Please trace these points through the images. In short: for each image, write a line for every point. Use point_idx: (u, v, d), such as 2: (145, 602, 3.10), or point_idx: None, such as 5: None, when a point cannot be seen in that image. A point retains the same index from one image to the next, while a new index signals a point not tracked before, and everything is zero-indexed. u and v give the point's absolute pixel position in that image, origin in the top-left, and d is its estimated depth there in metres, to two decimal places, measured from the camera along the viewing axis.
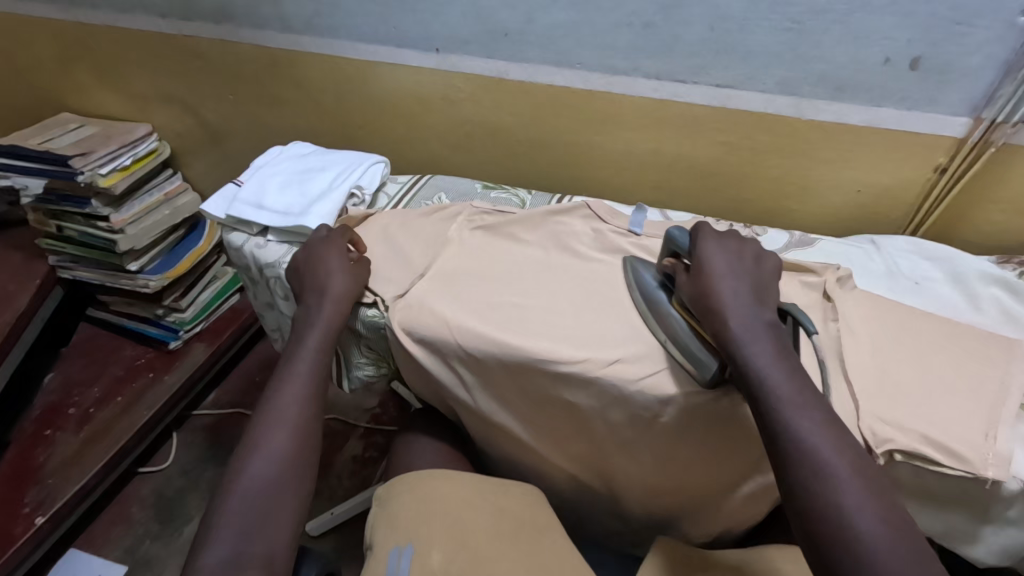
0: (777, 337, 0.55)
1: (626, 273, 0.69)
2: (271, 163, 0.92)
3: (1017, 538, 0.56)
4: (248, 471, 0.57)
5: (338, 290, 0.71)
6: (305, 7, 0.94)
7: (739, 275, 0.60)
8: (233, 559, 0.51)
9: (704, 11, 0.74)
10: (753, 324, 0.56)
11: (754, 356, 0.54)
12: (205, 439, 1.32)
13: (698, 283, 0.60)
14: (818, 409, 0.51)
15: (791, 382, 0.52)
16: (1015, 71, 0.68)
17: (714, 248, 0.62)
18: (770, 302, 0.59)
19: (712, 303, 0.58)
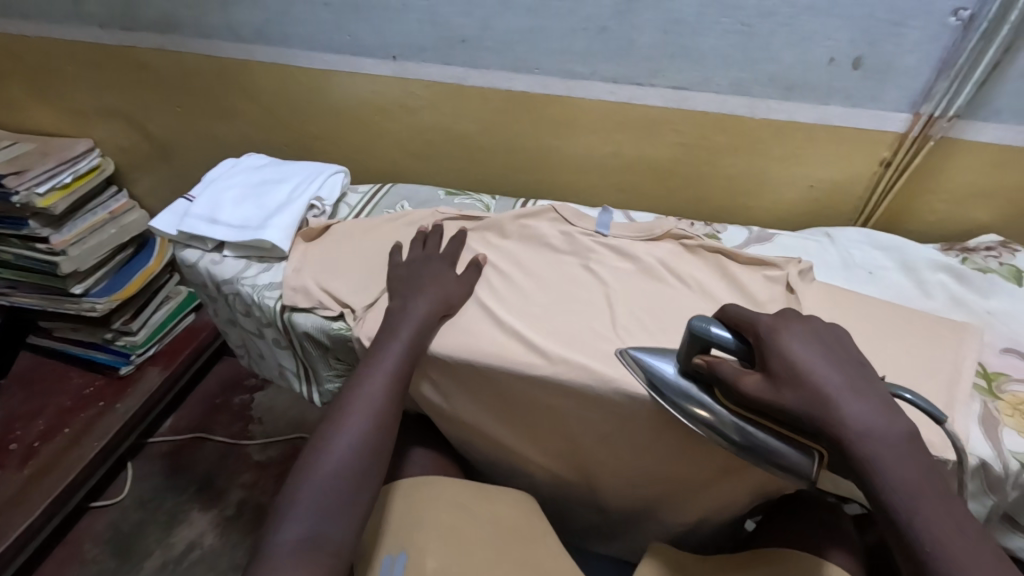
0: (917, 453, 0.45)
1: (631, 367, 0.60)
2: (224, 176, 0.89)
3: (976, 512, 0.58)
4: (328, 455, 0.55)
5: (433, 293, 0.67)
6: (254, 16, 0.92)
7: (838, 373, 0.48)
8: (309, 539, 0.50)
9: (657, 16, 0.75)
10: (888, 438, 0.45)
11: (897, 486, 0.43)
12: (163, 467, 1.26)
13: (792, 390, 0.48)
14: (989, 551, 0.41)
15: (951, 515, 0.43)
16: (949, 69, 0.71)
17: (792, 341, 0.50)
18: (875, 389, 0.48)
19: (829, 415, 0.46)
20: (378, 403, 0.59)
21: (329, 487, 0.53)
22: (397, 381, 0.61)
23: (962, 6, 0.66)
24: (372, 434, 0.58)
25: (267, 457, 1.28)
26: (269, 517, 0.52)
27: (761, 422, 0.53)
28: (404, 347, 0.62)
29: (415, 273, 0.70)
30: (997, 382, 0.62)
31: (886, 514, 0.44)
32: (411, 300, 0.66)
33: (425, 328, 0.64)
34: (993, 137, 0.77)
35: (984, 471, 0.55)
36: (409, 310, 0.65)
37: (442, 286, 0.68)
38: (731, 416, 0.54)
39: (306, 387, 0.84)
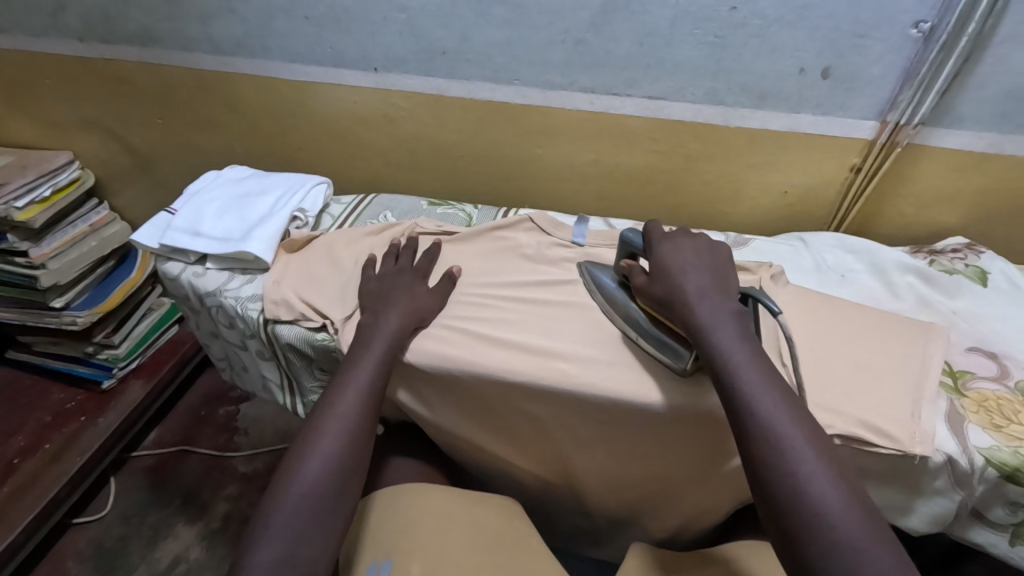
0: (743, 326, 0.55)
1: (584, 277, 0.72)
2: (207, 189, 0.89)
3: (945, 505, 0.60)
4: (298, 481, 0.55)
5: (402, 307, 0.67)
6: (234, 29, 0.92)
7: (700, 271, 0.59)
8: (285, 560, 0.50)
9: (632, 28, 0.77)
10: (717, 312, 0.55)
11: (717, 342, 0.53)
12: (147, 481, 1.25)
13: (660, 280, 0.59)
14: (781, 389, 0.50)
15: (757, 364, 0.52)
16: (912, 79, 0.74)
17: (674, 246, 0.62)
18: (732, 288, 0.59)
19: (676, 295, 0.58)
20: (347, 424, 0.59)
21: (302, 512, 0.53)
22: (368, 401, 0.61)
23: (923, 18, 0.68)
24: (345, 455, 0.57)
25: (253, 468, 1.27)
26: (243, 544, 0.51)
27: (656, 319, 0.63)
28: (376, 364, 0.63)
29: (387, 287, 0.71)
30: (963, 380, 0.64)
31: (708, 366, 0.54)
32: (382, 314, 0.67)
33: (396, 346, 0.65)
34: (957, 143, 0.80)
35: (951, 466, 0.57)
36: (380, 325, 0.65)
37: (413, 299, 0.69)
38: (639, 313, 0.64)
39: (290, 398, 0.84)
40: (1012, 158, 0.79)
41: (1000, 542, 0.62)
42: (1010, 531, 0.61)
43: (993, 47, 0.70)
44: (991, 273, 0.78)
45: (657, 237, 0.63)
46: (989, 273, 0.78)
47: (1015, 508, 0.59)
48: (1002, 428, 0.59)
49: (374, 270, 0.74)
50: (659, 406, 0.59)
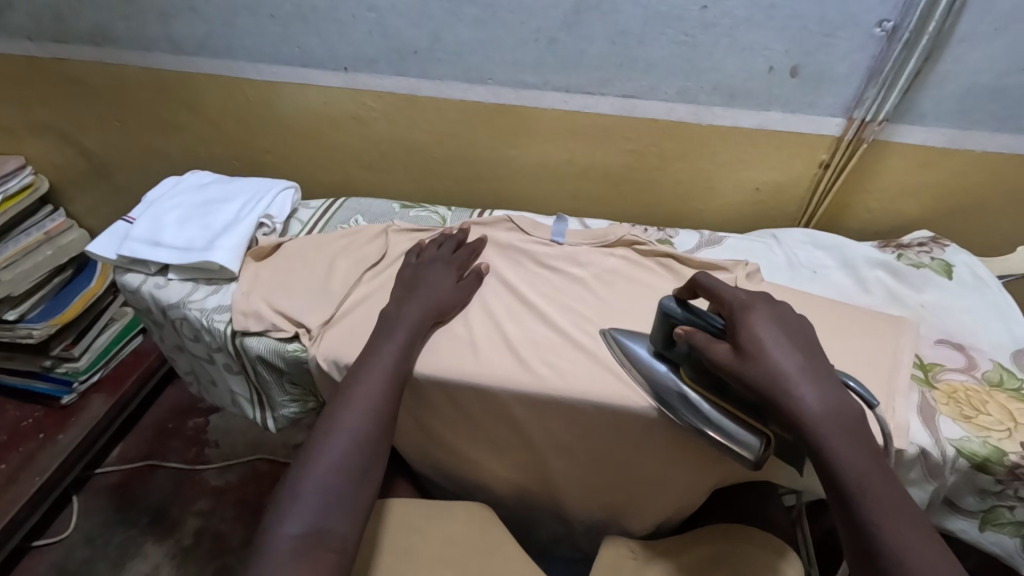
0: (862, 431, 0.48)
1: (607, 344, 0.65)
2: (167, 196, 0.85)
3: (918, 496, 0.61)
4: (325, 456, 0.54)
5: (428, 298, 0.66)
6: (196, 28, 0.89)
7: (796, 352, 0.52)
8: (312, 534, 0.50)
9: (604, 27, 0.76)
10: (836, 416, 0.48)
11: (843, 461, 0.47)
12: (112, 500, 1.20)
13: (752, 362, 0.51)
14: (916, 518, 0.45)
15: (890, 488, 0.46)
16: (877, 77, 0.75)
17: (760, 319, 0.53)
18: (828, 371, 0.52)
19: (784, 393, 0.49)
20: (376, 400, 0.57)
21: (330, 485, 0.52)
22: (395, 380, 0.59)
23: (886, 18, 0.69)
24: (373, 430, 0.56)
25: (225, 482, 1.23)
26: (270, 513, 0.51)
27: (713, 398, 0.56)
28: (399, 348, 0.61)
29: (420, 276, 0.69)
30: (933, 372, 0.66)
31: (830, 487, 0.47)
32: (406, 303, 0.66)
33: (418, 329, 0.64)
34: (920, 139, 0.81)
35: (924, 458, 0.58)
36: (403, 314, 0.64)
37: (441, 292, 0.68)
38: (686, 391, 0.57)
39: (260, 412, 0.81)
40: (972, 153, 0.81)
41: (969, 528, 0.64)
42: (980, 518, 0.62)
43: (953, 45, 0.71)
44: (955, 266, 0.79)
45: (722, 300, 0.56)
46: (954, 266, 0.79)
47: (983, 496, 0.60)
48: (971, 419, 0.60)
49: (410, 260, 0.73)
50: (641, 407, 0.60)
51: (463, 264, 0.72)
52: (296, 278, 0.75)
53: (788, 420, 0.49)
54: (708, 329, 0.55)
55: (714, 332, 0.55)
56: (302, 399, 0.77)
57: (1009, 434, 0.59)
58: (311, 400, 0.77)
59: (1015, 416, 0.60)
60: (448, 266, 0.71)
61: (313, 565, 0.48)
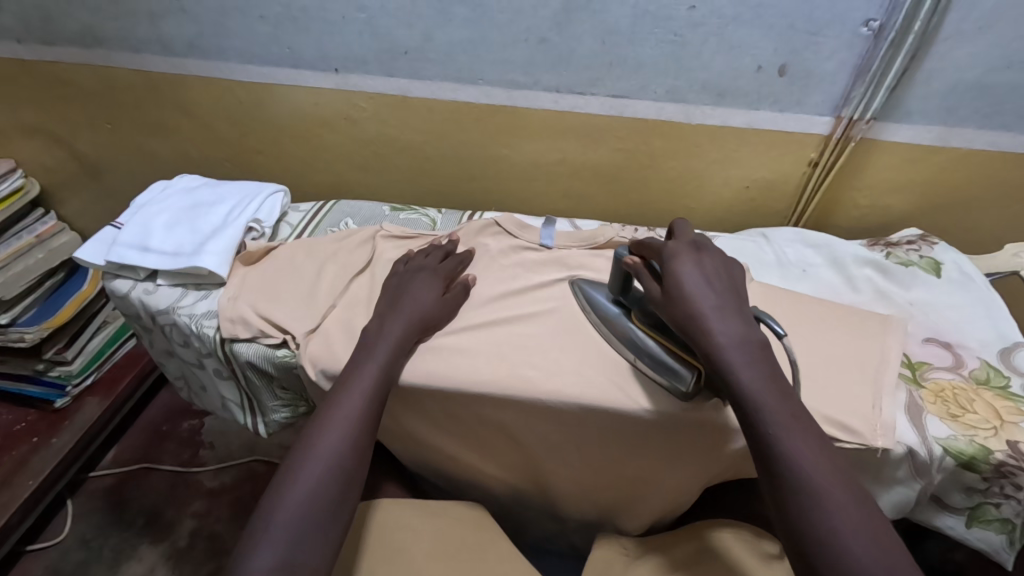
0: (764, 358, 0.51)
1: (577, 297, 0.70)
2: (155, 200, 0.85)
3: (906, 494, 0.61)
4: (300, 486, 0.53)
5: (414, 313, 0.66)
6: (186, 29, 0.88)
7: (713, 289, 0.54)
8: (285, 567, 0.49)
9: (594, 27, 0.76)
10: (740, 343, 0.51)
11: (743, 383, 0.49)
12: (107, 503, 1.20)
13: (674, 302, 0.54)
14: (807, 427, 0.48)
15: (786, 405, 0.49)
16: (864, 75, 0.75)
17: (683, 262, 0.56)
18: (745, 306, 0.54)
19: (696, 327, 0.52)
20: (354, 427, 0.57)
21: (303, 516, 0.51)
22: (372, 405, 0.59)
23: (872, 17, 0.69)
24: (349, 457, 0.56)
25: (220, 483, 1.23)
26: (242, 545, 0.50)
27: (656, 337, 0.61)
28: (377, 371, 0.61)
29: (405, 285, 0.69)
30: (921, 371, 0.66)
31: (735, 410, 0.50)
32: (391, 317, 0.65)
33: (401, 350, 0.63)
34: (908, 137, 0.81)
35: (911, 457, 0.59)
36: (385, 332, 0.64)
37: (427, 303, 0.67)
38: (636, 333, 0.63)
39: (251, 417, 0.81)
40: (959, 150, 0.81)
41: (958, 526, 0.64)
42: (968, 515, 0.63)
43: (938, 44, 0.71)
44: (944, 264, 0.79)
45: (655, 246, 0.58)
46: (942, 263, 0.79)
47: (970, 494, 0.61)
48: (958, 417, 0.61)
49: (398, 269, 0.73)
50: (631, 408, 0.60)
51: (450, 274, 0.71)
52: (282, 286, 0.75)
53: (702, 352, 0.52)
54: (646, 273, 0.59)
55: (650, 275, 0.59)
56: (293, 404, 0.77)
57: (995, 432, 0.60)
58: (302, 404, 0.77)
59: (1001, 414, 0.61)
60: (435, 277, 0.70)
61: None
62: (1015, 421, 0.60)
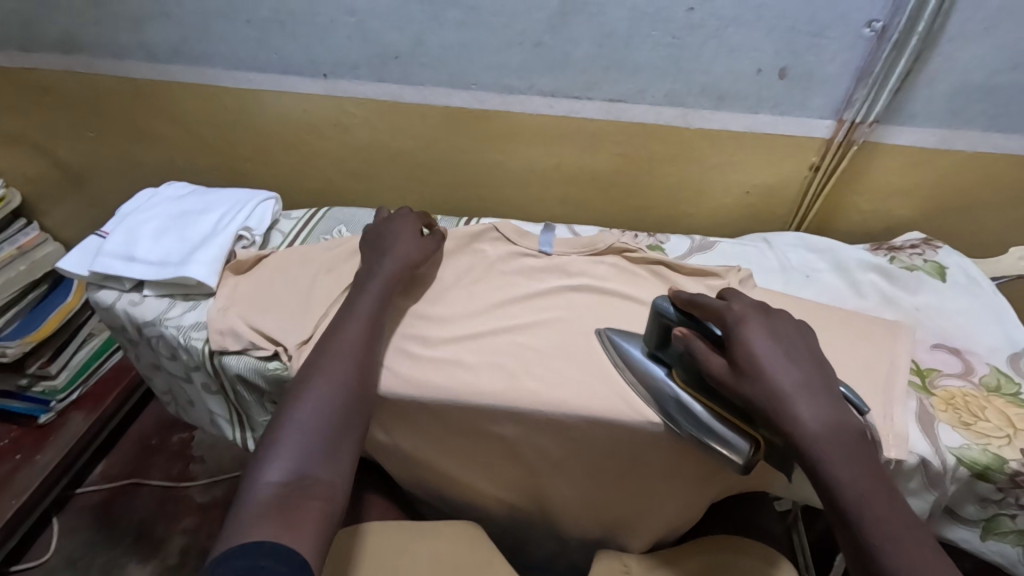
0: (862, 448, 0.48)
1: (605, 349, 0.64)
2: (141, 208, 0.83)
3: (918, 506, 0.60)
4: (302, 408, 0.55)
5: (401, 256, 0.69)
6: (169, 34, 0.86)
7: (794, 367, 0.51)
8: (296, 475, 0.51)
9: (590, 30, 0.74)
10: (832, 431, 0.48)
11: (840, 479, 0.46)
12: (93, 520, 1.16)
13: (748, 378, 0.51)
14: (914, 532, 0.45)
15: (889, 505, 0.46)
16: (866, 78, 0.74)
17: (756, 333, 0.52)
18: (831, 385, 0.51)
19: (781, 411, 0.49)
20: (352, 353, 0.60)
21: (311, 429, 0.54)
22: (370, 332, 0.62)
23: (875, 17, 0.68)
24: (352, 378, 0.58)
25: (212, 498, 1.20)
26: (251, 465, 0.52)
27: (703, 400, 0.56)
28: (373, 305, 0.64)
29: (383, 231, 0.73)
30: (930, 378, 0.65)
31: (829, 503, 0.47)
32: (379, 262, 0.69)
33: (391, 286, 0.67)
34: (911, 140, 0.80)
35: (924, 468, 0.57)
36: (375, 273, 0.67)
37: (411, 246, 0.71)
38: (678, 393, 0.57)
39: (240, 433, 0.78)
40: (961, 153, 0.80)
41: (970, 536, 0.63)
42: (981, 526, 0.61)
43: (943, 44, 0.70)
44: (949, 268, 0.78)
45: (721, 310, 0.54)
46: (947, 268, 0.78)
47: (984, 505, 0.59)
48: (970, 426, 0.59)
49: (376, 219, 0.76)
50: (637, 421, 0.58)
51: (422, 220, 0.76)
52: (274, 294, 0.73)
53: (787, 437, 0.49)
54: (705, 336, 0.55)
55: (711, 340, 0.55)
56: None
57: (1009, 440, 0.58)
58: None
59: (1014, 421, 0.60)
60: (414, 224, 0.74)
61: (297, 508, 0.49)
62: None
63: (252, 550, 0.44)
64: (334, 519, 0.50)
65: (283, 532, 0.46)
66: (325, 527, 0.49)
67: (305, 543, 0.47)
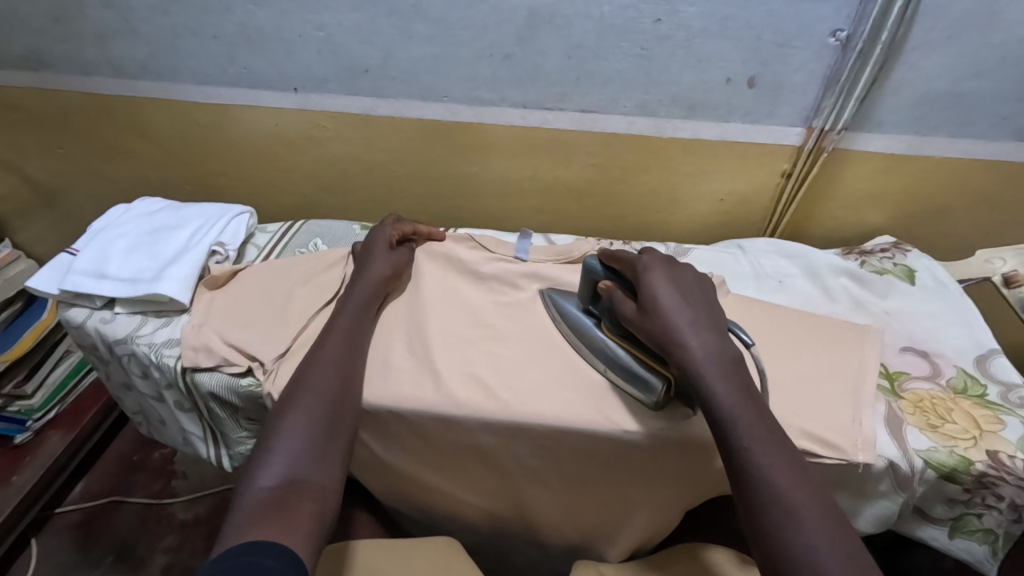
0: (739, 368, 0.50)
1: (548, 307, 0.69)
2: (113, 225, 0.82)
3: (889, 508, 0.60)
4: (292, 415, 0.56)
5: (377, 274, 0.70)
6: (137, 51, 0.85)
7: (689, 304, 0.54)
8: (288, 481, 0.51)
9: (559, 42, 0.75)
10: (716, 355, 0.51)
11: (717, 395, 0.49)
12: (73, 540, 1.14)
13: (650, 315, 0.54)
14: (781, 441, 0.47)
15: (760, 418, 0.48)
16: (833, 86, 0.75)
17: (658, 276, 0.55)
18: (721, 319, 0.54)
19: (671, 339, 0.52)
20: (338, 363, 0.61)
21: (299, 435, 0.54)
22: (352, 343, 0.63)
23: (839, 27, 0.69)
24: (337, 386, 0.59)
25: (194, 514, 1.19)
26: (244, 473, 0.53)
27: (625, 346, 0.61)
28: (352, 319, 0.65)
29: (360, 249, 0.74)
30: (899, 382, 0.66)
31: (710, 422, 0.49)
32: (356, 281, 0.70)
33: (370, 301, 0.68)
34: (879, 146, 0.81)
35: (893, 471, 0.58)
36: (354, 288, 0.68)
37: (383, 263, 0.71)
38: (604, 341, 0.63)
39: (214, 449, 0.77)
40: (928, 158, 0.82)
41: (940, 537, 0.63)
42: (950, 527, 0.62)
43: (907, 53, 0.71)
44: (918, 271, 0.79)
45: (632, 260, 0.58)
46: (916, 271, 0.80)
47: (952, 505, 0.60)
48: (937, 428, 0.60)
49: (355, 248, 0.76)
50: (609, 430, 0.58)
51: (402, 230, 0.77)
52: (248, 308, 0.72)
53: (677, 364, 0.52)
54: (621, 286, 0.59)
55: (625, 289, 0.59)
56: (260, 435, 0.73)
57: (975, 442, 0.59)
58: None
59: (979, 422, 0.61)
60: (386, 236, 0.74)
61: (288, 511, 0.49)
62: (994, 430, 0.60)
63: (246, 550, 0.44)
64: (326, 521, 0.51)
65: (276, 532, 0.47)
66: (317, 528, 0.49)
67: (298, 542, 0.47)
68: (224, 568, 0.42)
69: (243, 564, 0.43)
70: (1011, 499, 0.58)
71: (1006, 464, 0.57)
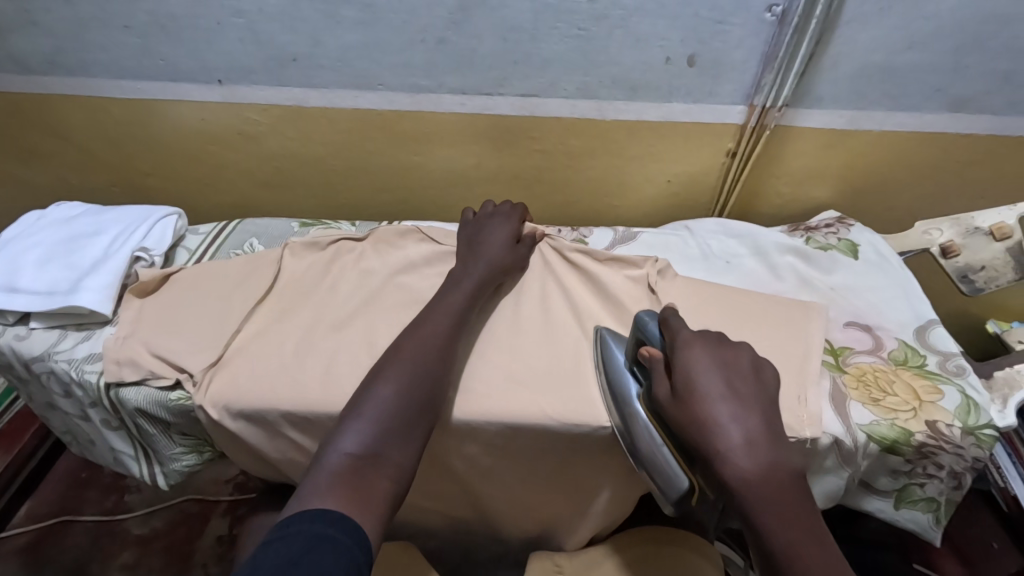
0: (797, 494, 0.44)
1: (596, 344, 0.62)
2: (26, 235, 0.76)
3: (834, 483, 0.61)
4: (385, 384, 0.53)
5: (495, 259, 0.67)
6: (40, 44, 0.79)
7: (736, 402, 0.48)
8: (369, 454, 0.48)
9: (493, 24, 0.72)
10: (768, 477, 0.44)
11: (769, 528, 0.43)
12: (19, 565, 1.09)
13: (684, 403, 0.48)
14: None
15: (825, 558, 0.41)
16: (772, 62, 0.74)
17: (700, 361, 0.50)
18: (782, 432, 0.47)
19: (708, 442, 0.46)
20: (440, 340, 0.58)
21: (390, 410, 0.51)
22: (456, 327, 0.60)
23: (774, 2, 0.68)
24: (432, 371, 0.55)
25: (150, 529, 1.14)
26: (328, 435, 0.51)
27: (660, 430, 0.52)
28: (464, 297, 0.62)
29: (483, 230, 0.71)
30: (843, 357, 0.66)
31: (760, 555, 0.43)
32: (470, 261, 0.67)
33: (481, 289, 0.64)
34: (821, 121, 0.81)
35: (837, 447, 0.58)
36: (469, 270, 0.65)
37: (503, 252, 0.68)
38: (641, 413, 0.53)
39: (149, 468, 0.73)
40: (869, 133, 0.82)
41: (886, 507, 0.65)
42: (895, 496, 0.63)
43: (842, 27, 0.70)
44: (860, 245, 0.80)
45: (676, 335, 0.52)
46: (859, 245, 0.80)
47: (896, 476, 0.61)
48: (879, 401, 0.61)
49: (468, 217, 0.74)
50: (555, 425, 0.57)
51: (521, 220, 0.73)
52: (175, 317, 0.68)
53: (714, 472, 0.46)
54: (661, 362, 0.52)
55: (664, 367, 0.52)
56: (196, 449, 0.70)
57: (915, 414, 0.60)
58: (206, 448, 0.70)
59: (919, 393, 0.62)
60: (517, 226, 0.72)
61: (367, 486, 0.46)
62: (933, 401, 0.61)
63: (320, 518, 0.42)
64: (395, 506, 0.48)
65: (351, 505, 0.44)
66: (387, 508, 0.47)
67: (369, 520, 0.44)
68: (294, 529, 0.40)
69: (309, 535, 0.40)
70: (949, 467, 0.59)
71: (944, 433, 0.59)
